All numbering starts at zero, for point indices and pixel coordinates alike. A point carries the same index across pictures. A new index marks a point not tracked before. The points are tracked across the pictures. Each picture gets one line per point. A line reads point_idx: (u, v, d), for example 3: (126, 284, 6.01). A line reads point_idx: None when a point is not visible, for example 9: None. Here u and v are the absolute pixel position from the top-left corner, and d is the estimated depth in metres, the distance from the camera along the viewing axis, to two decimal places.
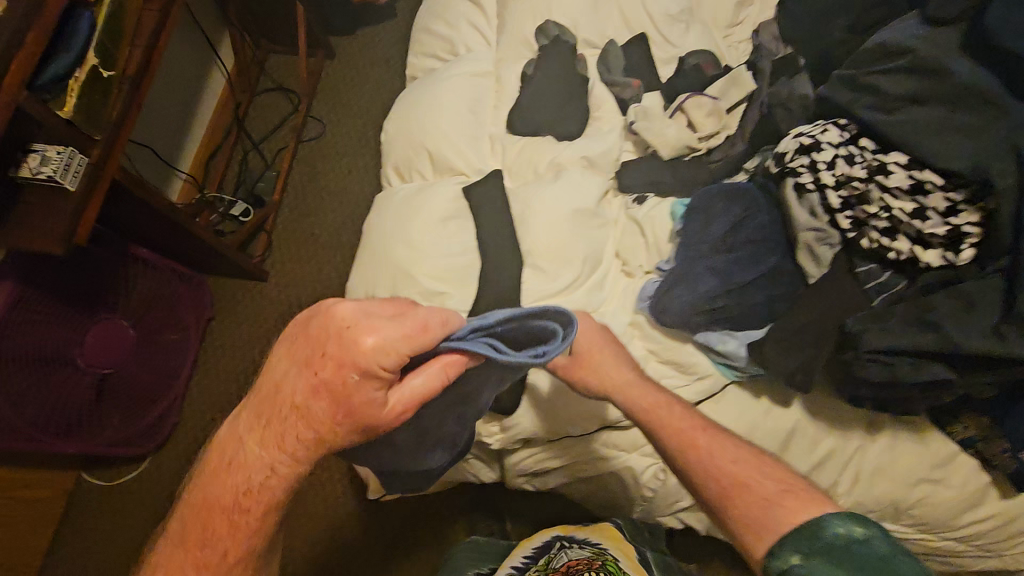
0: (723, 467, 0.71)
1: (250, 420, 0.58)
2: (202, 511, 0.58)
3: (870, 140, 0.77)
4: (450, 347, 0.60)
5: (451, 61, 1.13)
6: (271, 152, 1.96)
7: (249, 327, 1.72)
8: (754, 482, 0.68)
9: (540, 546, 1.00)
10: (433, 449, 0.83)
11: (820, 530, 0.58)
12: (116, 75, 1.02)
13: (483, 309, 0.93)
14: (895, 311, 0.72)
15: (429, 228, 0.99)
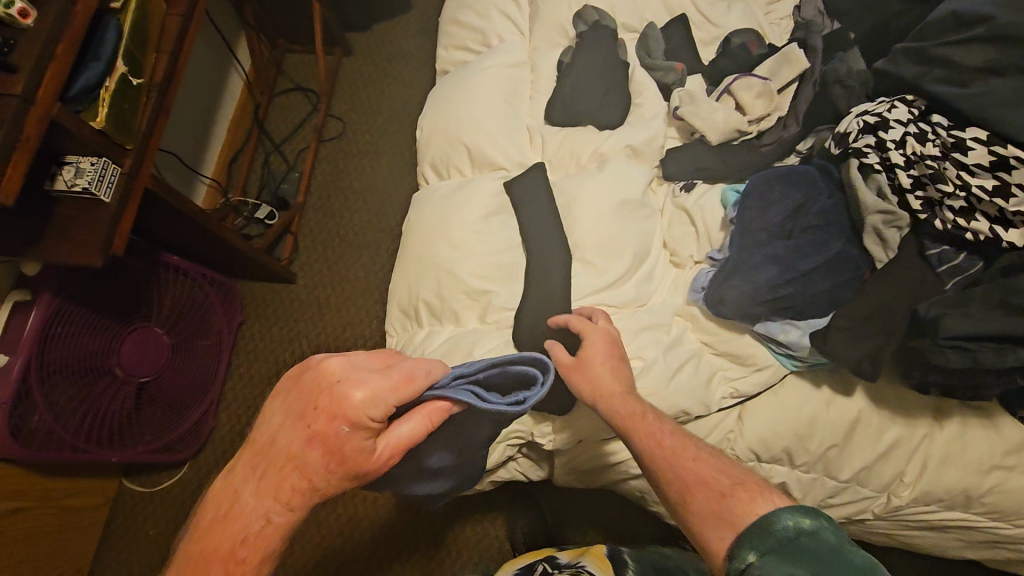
0: (704, 473, 0.67)
1: (244, 471, 0.55)
2: (187, 571, 0.52)
3: (942, 116, 0.73)
4: (435, 395, 0.58)
5: (483, 53, 1.10)
6: (292, 153, 1.95)
7: (279, 330, 1.72)
8: (714, 481, 0.66)
9: (524, 567, 1.00)
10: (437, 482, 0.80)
11: (771, 524, 0.56)
12: (144, 83, 1.01)
13: (531, 306, 0.90)
14: (974, 295, 0.70)
15: (472, 225, 0.96)
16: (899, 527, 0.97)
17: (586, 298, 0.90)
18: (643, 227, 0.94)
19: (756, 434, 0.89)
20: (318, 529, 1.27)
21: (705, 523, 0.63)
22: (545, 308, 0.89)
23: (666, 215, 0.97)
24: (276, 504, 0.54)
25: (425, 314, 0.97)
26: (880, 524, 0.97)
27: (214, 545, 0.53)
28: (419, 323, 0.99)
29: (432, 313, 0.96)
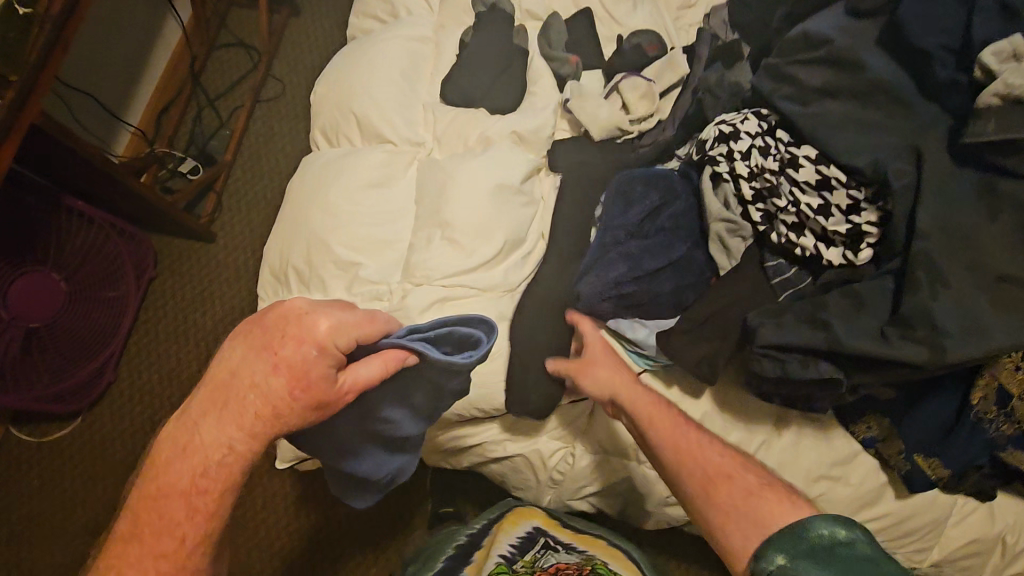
0: (710, 457, 0.68)
1: (202, 406, 0.55)
2: (152, 501, 0.53)
3: (785, 132, 0.75)
4: (390, 343, 0.65)
5: (388, 24, 1.08)
6: (225, 109, 1.89)
7: (190, 288, 1.66)
8: (752, 488, 0.63)
9: (525, 537, 0.96)
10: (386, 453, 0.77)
11: (802, 530, 0.55)
12: (36, 14, 0.94)
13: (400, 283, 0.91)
14: (791, 307, 0.70)
15: (352, 195, 0.96)
16: None
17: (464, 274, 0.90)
18: (517, 215, 0.94)
19: (604, 426, 0.93)
20: None
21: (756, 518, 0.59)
22: (412, 286, 0.90)
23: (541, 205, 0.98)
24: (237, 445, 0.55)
25: (295, 282, 0.95)
26: None
27: (175, 484, 0.53)
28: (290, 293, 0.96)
29: (301, 282, 0.95)
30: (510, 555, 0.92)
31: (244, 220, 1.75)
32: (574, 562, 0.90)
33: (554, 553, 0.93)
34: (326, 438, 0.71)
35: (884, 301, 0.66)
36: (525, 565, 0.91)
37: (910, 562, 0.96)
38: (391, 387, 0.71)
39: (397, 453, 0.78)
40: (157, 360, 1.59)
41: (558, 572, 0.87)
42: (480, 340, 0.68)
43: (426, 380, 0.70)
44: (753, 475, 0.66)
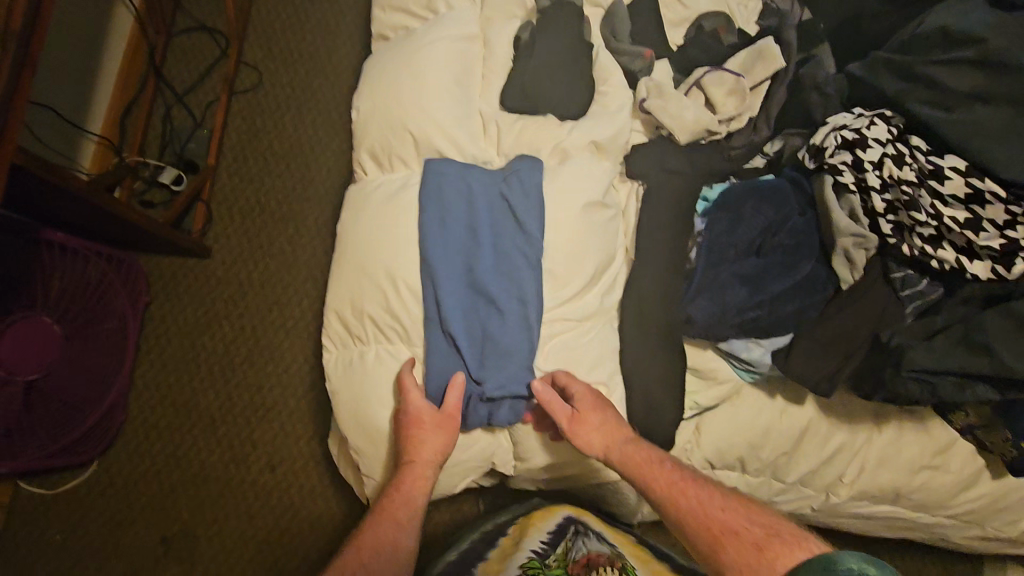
0: (712, 514, 0.70)
1: None
2: None
3: (921, 139, 0.71)
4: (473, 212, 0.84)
5: (430, 21, 0.96)
6: (198, 107, 1.62)
7: (197, 310, 1.46)
8: (743, 530, 0.67)
9: (555, 530, 0.97)
10: (490, 285, 0.82)
11: (832, 563, 0.56)
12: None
13: (500, 330, 0.82)
14: (942, 329, 0.70)
15: (420, 228, 0.85)
16: (835, 517, 1.02)
17: (563, 306, 0.84)
18: (607, 234, 0.87)
19: (712, 446, 0.90)
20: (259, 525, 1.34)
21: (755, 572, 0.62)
22: (507, 327, 0.82)
23: (626, 220, 0.91)
24: (415, 482, 0.80)
25: (369, 328, 0.87)
26: (817, 517, 1.02)
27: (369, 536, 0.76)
28: (362, 340, 0.88)
29: (374, 328, 0.86)
30: (543, 549, 0.92)
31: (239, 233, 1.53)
32: (606, 552, 0.90)
33: (585, 544, 0.93)
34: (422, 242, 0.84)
35: None
36: (558, 559, 0.91)
37: (995, 532, 1.00)
38: (472, 202, 0.85)
39: (482, 347, 0.82)
40: (172, 400, 1.40)
41: (590, 564, 0.88)
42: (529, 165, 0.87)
43: (503, 201, 0.85)
44: (756, 519, 0.68)
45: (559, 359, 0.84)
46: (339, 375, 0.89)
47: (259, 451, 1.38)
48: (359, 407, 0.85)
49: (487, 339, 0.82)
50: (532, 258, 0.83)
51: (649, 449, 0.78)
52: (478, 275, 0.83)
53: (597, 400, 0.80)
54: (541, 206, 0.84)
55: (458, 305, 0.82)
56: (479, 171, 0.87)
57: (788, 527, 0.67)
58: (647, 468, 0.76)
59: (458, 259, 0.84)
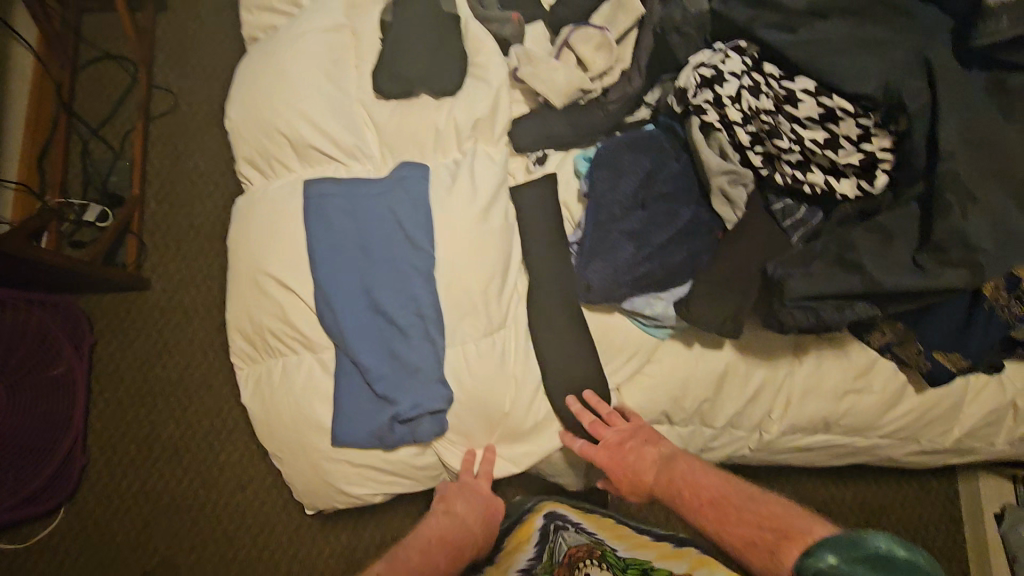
0: (702, 484, 0.79)
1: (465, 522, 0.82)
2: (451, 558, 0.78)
3: (774, 66, 0.69)
4: (380, 239, 0.81)
5: (295, 17, 0.94)
6: (116, 138, 1.56)
7: (143, 343, 1.43)
8: (761, 537, 0.68)
9: (538, 541, 0.89)
10: (389, 304, 0.79)
11: (859, 540, 0.56)
12: None
13: (406, 347, 0.79)
14: (816, 250, 0.67)
15: (308, 250, 0.82)
16: (775, 454, 1.02)
17: (473, 314, 0.80)
18: (499, 239, 0.82)
19: (634, 403, 0.90)
20: (229, 543, 1.33)
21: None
22: (409, 332, 0.79)
23: (517, 224, 0.86)
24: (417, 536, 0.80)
25: (274, 343, 0.85)
26: (758, 456, 1.03)
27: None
28: (271, 355, 0.87)
29: (280, 341, 0.85)
30: (530, 564, 0.85)
31: (178, 260, 1.49)
32: (585, 541, 0.86)
33: (564, 541, 0.87)
34: (313, 265, 0.82)
35: (913, 231, 0.64)
36: (546, 566, 0.84)
37: (931, 445, 1.01)
38: (357, 217, 0.82)
39: (389, 367, 0.79)
40: (133, 437, 1.38)
41: (571, 562, 0.83)
42: (414, 170, 0.84)
43: (391, 211, 0.82)
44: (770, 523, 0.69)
45: (467, 359, 0.81)
46: (254, 392, 0.87)
47: (227, 474, 1.37)
48: (279, 421, 0.84)
49: (394, 358, 0.79)
50: (427, 268, 0.80)
51: (678, 476, 0.80)
52: (376, 295, 0.80)
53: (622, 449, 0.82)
54: (430, 213, 0.82)
55: (357, 326, 0.80)
56: (366, 182, 0.84)
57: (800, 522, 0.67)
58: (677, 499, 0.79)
59: (354, 278, 0.81)
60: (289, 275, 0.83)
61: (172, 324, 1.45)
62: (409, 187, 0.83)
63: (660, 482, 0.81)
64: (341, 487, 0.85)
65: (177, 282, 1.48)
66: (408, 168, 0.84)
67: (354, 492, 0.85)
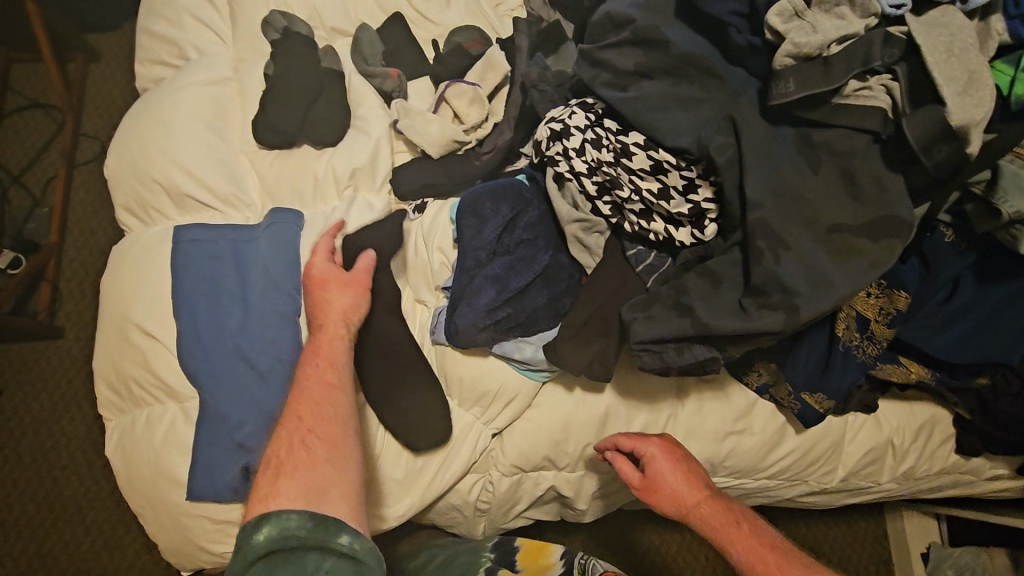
0: (765, 538, 0.73)
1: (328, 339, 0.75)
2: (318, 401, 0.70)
3: (612, 120, 0.73)
4: (244, 285, 0.83)
5: (182, 68, 0.96)
6: (38, 185, 1.54)
7: (45, 394, 1.36)
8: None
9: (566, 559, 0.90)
10: (249, 349, 0.81)
11: None
12: None
13: (264, 392, 0.80)
14: (657, 295, 0.69)
15: (173, 298, 0.84)
16: None
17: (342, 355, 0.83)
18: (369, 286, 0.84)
19: (516, 448, 0.89)
20: None
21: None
22: (272, 377, 0.80)
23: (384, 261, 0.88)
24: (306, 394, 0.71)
25: (140, 394, 0.85)
26: None
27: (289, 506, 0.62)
28: (137, 406, 0.86)
29: (145, 392, 0.85)
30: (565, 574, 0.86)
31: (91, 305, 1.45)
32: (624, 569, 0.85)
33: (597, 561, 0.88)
34: (177, 313, 0.83)
35: (737, 275, 0.67)
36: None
37: (820, 484, 1.01)
38: (225, 263, 0.85)
39: (245, 414, 0.80)
40: (27, 494, 1.30)
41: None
42: (283, 217, 0.87)
43: (257, 257, 0.84)
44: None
45: None
46: (117, 445, 0.86)
47: (129, 532, 1.29)
48: (138, 477, 0.83)
49: (252, 406, 0.80)
50: (290, 314, 0.82)
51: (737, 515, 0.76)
52: (238, 341, 0.81)
53: (675, 460, 0.80)
54: (296, 261, 0.84)
55: (218, 372, 0.81)
56: (237, 229, 0.86)
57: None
58: (729, 531, 0.74)
59: (216, 324, 0.82)
60: (154, 322, 0.83)
61: (81, 373, 1.39)
62: (276, 232, 0.85)
63: (714, 506, 0.77)
64: (201, 545, 0.82)
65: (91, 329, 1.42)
66: (277, 216, 0.86)
67: (215, 550, 0.82)
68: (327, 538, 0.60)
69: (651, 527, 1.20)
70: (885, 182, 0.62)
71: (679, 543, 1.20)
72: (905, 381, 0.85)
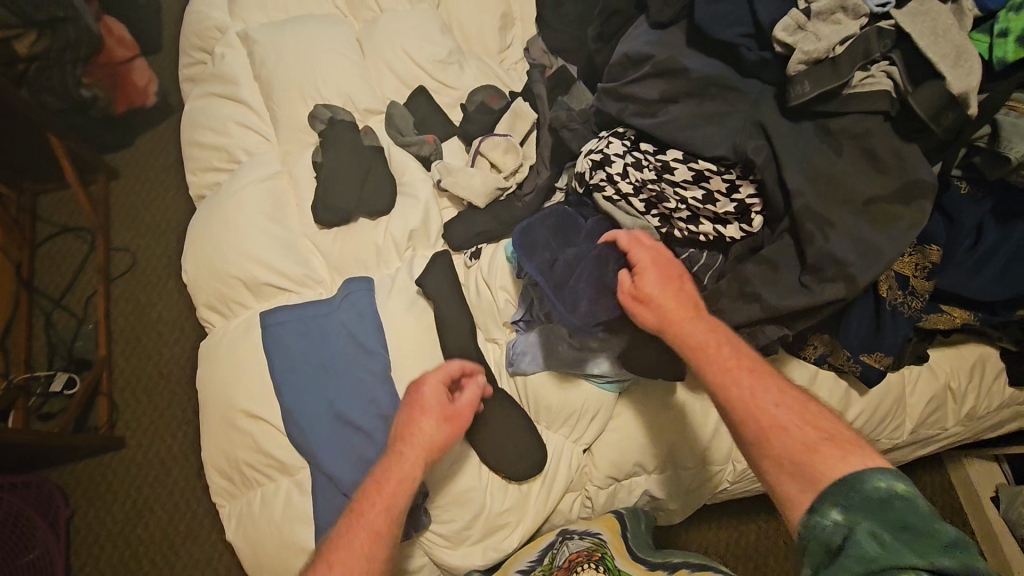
0: (749, 372, 0.67)
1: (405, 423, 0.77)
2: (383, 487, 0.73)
3: (649, 143, 0.81)
4: (333, 355, 0.90)
5: (235, 171, 1.05)
6: (80, 304, 1.56)
7: (120, 505, 1.38)
8: (793, 432, 0.62)
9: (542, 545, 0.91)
10: (350, 410, 0.87)
11: (861, 482, 0.56)
12: None
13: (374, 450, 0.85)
14: (721, 290, 0.76)
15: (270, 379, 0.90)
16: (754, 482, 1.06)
17: None
18: (448, 333, 0.91)
19: (608, 460, 0.94)
20: None
21: (786, 492, 0.60)
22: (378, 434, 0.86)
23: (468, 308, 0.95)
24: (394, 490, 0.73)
25: (251, 475, 0.90)
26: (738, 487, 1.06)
27: (371, 519, 0.71)
28: (250, 486, 0.91)
29: (256, 472, 0.90)
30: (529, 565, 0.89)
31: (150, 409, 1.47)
32: (587, 548, 0.91)
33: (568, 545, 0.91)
34: (276, 393, 0.89)
35: (791, 257, 0.75)
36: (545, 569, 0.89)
37: (891, 441, 1.06)
38: (311, 339, 0.91)
39: (358, 474, 0.85)
40: None
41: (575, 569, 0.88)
42: (354, 288, 0.93)
43: (339, 328, 0.91)
44: (809, 421, 0.62)
45: None
46: (236, 528, 0.91)
47: None
48: (262, 553, 0.87)
49: (364, 464, 0.85)
50: (381, 372, 0.88)
51: (735, 354, 0.69)
52: (338, 406, 0.87)
53: (664, 268, 0.75)
54: (377, 322, 0.91)
55: (324, 440, 0.86)
56: (316, 305, 0.93)
57: (837, 426, 0.62)
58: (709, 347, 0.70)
59: (315, 395, 0.88)
60: (257, 406, 0.89)
61: (151, 479, 1.40)
62: (354, 301, 0.92)
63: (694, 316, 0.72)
64: None
65: (153, 433, 1.44)
66: (349, 288, 0.93)
67: None
68: None
69: (724, 523, 1.26)
70: (903, 151, 0.71)
71: (755, 532, 1.25)
72: (951, 327, 0.92)
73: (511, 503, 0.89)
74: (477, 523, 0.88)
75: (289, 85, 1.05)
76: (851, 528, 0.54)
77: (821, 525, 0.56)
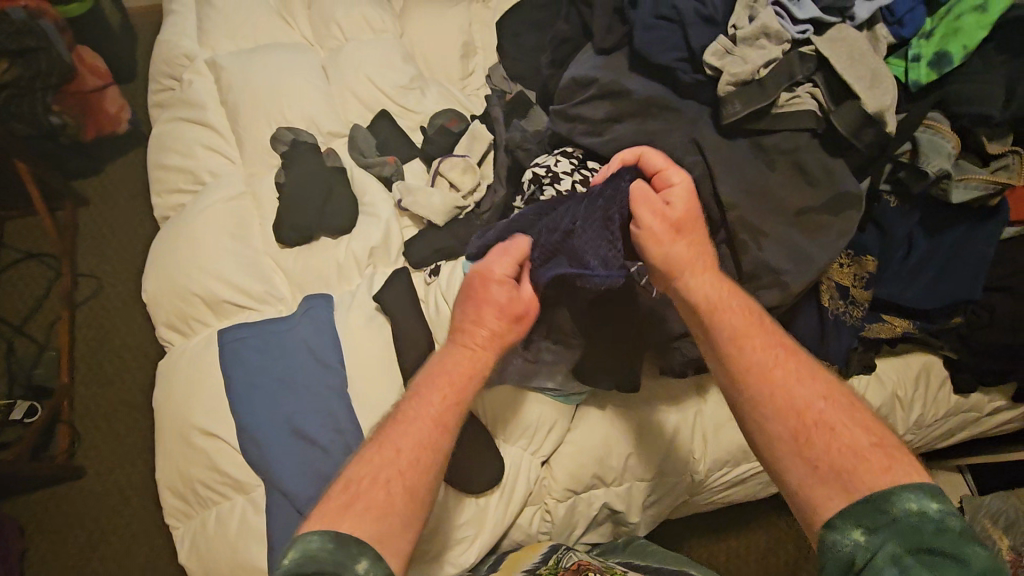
0: (780, 360, 0.65)
1: (468, 315, 0.74)
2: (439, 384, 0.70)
3: (595, 161, 0.85)
4: (291, 370, 0.90)
5: (199, 192, 1.06)
6: (42, 331, 1.53)
7: (77, 538, 1.33)
8: (827, 421, 0.60)
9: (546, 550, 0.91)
10: (307, 423, 0.87)
11: (885, 504, 0.53)
12: None
13: (330, 464, 0.85)
14: None
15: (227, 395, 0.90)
16: (714, 493, 1.07)
17: None
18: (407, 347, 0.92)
19: (566, 471, 0.94)
20: None
21: (815, 495, 0.57)
22: (334, 449, 0.86)
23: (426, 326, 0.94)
24: (451, 388, 0.70)
25: (206, 493, 0.89)
26: (699, 499, 1.07)
27: (426, 419, 0.67)
28: (205, 505, 0.90)
29: (211, 490, 0.89)
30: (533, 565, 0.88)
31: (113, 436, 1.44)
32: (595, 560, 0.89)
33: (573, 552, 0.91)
34: (233, 408, 0.89)
35: (730, 267, 0.78)
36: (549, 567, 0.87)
37: None
38: (269, 354, 0.91)
39: (314, 488, 0.84)
40: None
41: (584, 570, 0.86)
42: (311, 304, 0.95)
43: (297, 343, 0.92)
44: (859, 422, 0.60)
45: None
46: (189, 549, 0.89)
47: None
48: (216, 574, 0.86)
49: (319, 479, 0.85)
50: (339, 385, 0.89)
51: (771, 339, 0.67)
52: (294, 420, 0.87)
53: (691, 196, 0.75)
54: (336, 336, 0.92)
55: (280, 455, 0.86)
56: (275, 321, 0.94)
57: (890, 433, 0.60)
58: (727, 308, 0.69)
59: (271, 410, 0.88)
60: (213, 422, 0.89)
61: (110, 509, 1.36)
62: (313, 316, 0.93)
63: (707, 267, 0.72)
64: None
65: (115, 462, 1.40)
66: (305, 305, 0.95)
67: None
68: (345, 561, 0.55)
69: (693, 543, 1.26)
70: (829, 165, 0.75)
71: (724, 551, 1.26)
72: (894, 335, 0.95)
73: (470, 517, 0.89)
74: (435, 538, 0.87)
75: (255, 108, 1.07)
76: (869, 547, 0.52)
77: (840, 544, 0.54)
